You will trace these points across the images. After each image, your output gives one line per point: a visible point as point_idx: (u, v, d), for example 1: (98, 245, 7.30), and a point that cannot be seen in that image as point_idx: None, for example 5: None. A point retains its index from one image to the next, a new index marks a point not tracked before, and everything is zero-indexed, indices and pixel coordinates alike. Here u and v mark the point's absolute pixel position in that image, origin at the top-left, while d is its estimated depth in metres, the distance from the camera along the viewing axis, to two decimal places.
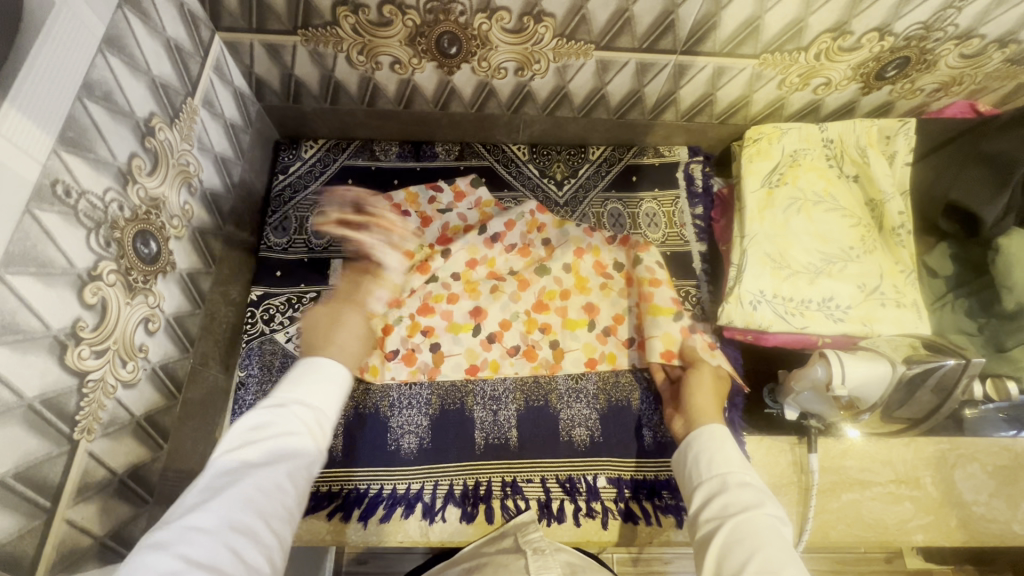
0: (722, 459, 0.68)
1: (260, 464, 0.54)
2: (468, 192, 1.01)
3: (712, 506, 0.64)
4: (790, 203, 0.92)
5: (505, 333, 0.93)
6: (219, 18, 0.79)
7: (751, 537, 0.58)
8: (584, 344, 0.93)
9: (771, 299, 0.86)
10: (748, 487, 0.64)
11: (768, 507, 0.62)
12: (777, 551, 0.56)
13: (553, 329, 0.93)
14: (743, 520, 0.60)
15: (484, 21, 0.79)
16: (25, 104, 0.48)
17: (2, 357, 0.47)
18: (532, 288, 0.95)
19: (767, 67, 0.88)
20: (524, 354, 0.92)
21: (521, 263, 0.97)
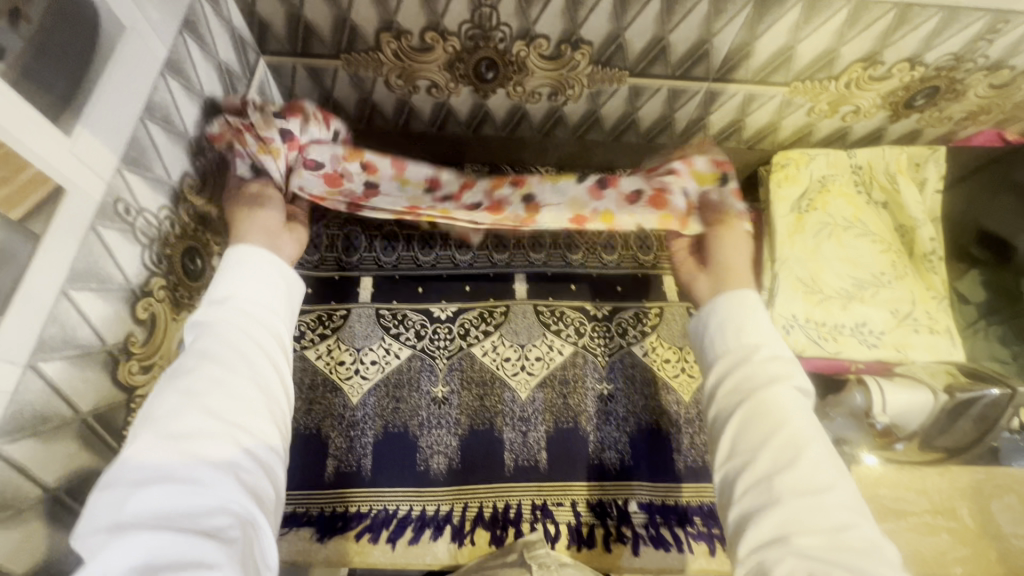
0: (754, 331, 0.58)
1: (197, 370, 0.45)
2: None
3: (730, 377, 0.56)
4: (820, 228, 0.92)
5: (465, 189, 0.82)
6: (266, 42, 0.81)
7: (767, 420, 0.50)
8: (570, 198, 0.80)
9: (803, 324, 0.86)
10: (766, 358, 0.55)
11: (780, 378, 0.53)
12: (809, 459, 0.47)
13: (525, 184, 0.83)
14: (767, 398, 0.51)
15: (523, 48, 0.81)
16: (96, 124, 0.50)
17: (62, 371, 0.47)
18: (484, 213, 0.79)
19: (798, 95, 0.89)
20: (490, 207, 0.80)
21: (489, 246, 0.81)
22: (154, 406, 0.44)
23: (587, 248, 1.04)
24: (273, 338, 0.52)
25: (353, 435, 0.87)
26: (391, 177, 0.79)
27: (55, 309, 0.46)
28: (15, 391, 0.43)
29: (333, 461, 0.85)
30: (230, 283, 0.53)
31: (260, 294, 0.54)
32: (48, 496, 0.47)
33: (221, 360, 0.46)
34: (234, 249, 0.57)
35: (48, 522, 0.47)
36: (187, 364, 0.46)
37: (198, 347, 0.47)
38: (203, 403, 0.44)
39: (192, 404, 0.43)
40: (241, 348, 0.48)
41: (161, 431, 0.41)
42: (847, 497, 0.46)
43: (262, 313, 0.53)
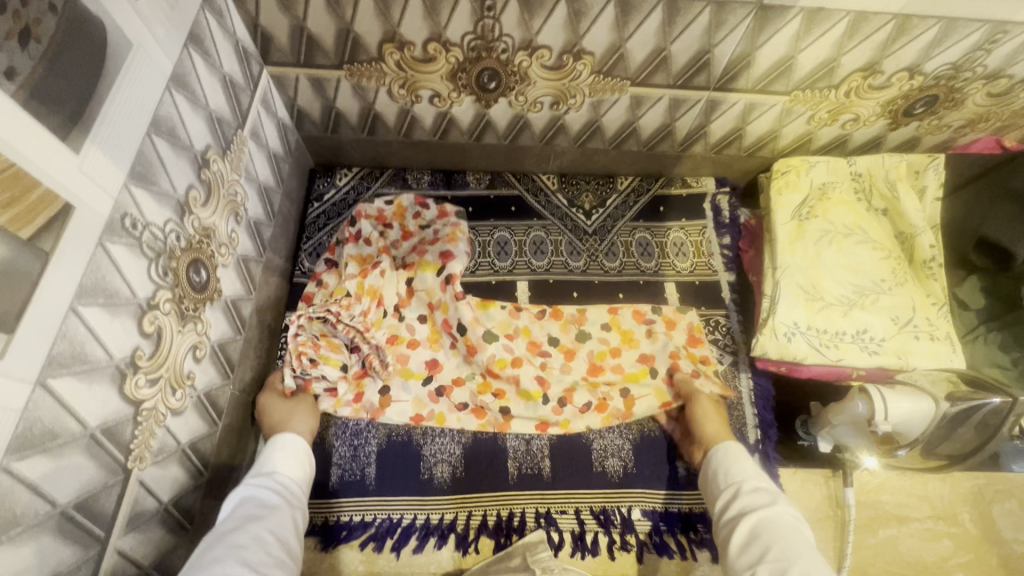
0: (743, 468, 0.72)
1: (239, 528, 0.58)
2: (451, 214, 1.02)
3: (732, 508, 0.68)
4: (821, 236, 0.93)
5: (456, 388, 0.91)
6: (269, 53, 0.81)
7: (768, 535, 0.61)
8: (539, 416, 0.89)
9: (804, 331, 0.86)
10: (765, 492, 0.68)
11: (775, 505, 0.65)
12: (804, 562, 0.57)
13: (507, 397, 0.90)
14: (761, 519, 0.63)
15: (525, 58, 0.81)
16: (102, 141, 0.50)
17: (70, 386, 0.48)
18: (478, 356, 0.91)
19: (798, 104, 0.90)
20: (475, 411, 0.89)
21: (470, 316, 0.92)
22: (201, 555, 0.55)
23: (589, 255, 1.05)
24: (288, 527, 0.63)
25: (357, 444, 0.87)
26: (397, 378, 0.90)
27: (63, 325, 0.46)
28: (25, 408, 0.43)
29: (338, 470, 0.85)
30: (273, 462, 0.71)
31: (293, 472, 0.72)
32: (57, 512, 0.47)
33: (255, 523, 0.60)
34: (278, 435, 0.76)
35: (56, 537, 0.48)
36: (225, 530, 0.59)
37: (243, 509, 0.62)
38: (241, 554, 0.55)
39: (232, 554, 0.55)
40: (272, 505, 0.64)
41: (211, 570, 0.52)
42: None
43: (273, 501, 0.65)
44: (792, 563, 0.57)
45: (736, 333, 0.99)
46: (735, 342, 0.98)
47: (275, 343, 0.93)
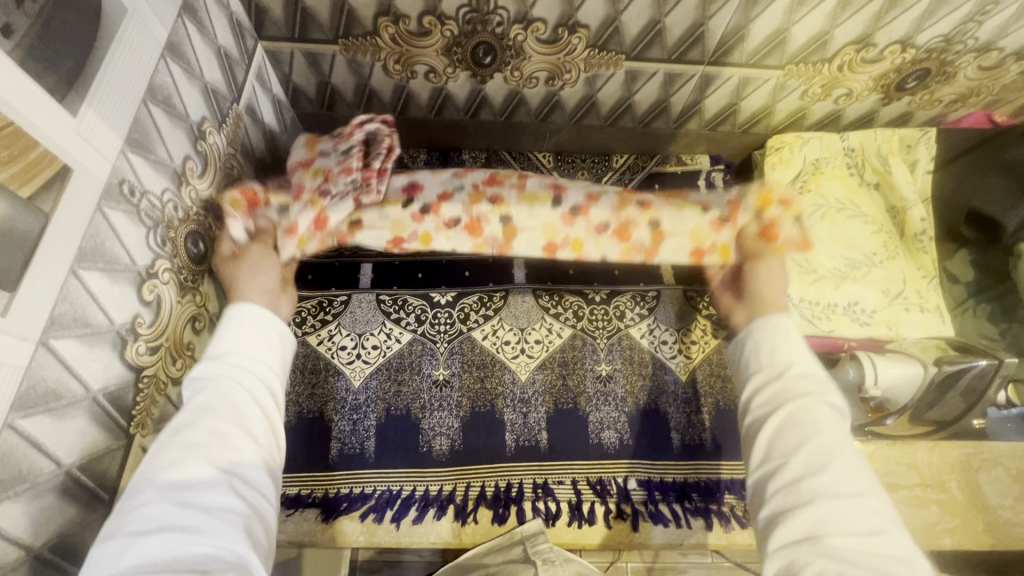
0: (787, 352, 0.56)
1: (194, 420, 0.46)
2: (433, 176, 0.91)
3: (765, 392, 0.55)
4: (813, 210, 0.94)
5: (445, 202, 0.76)
6: (263, 27, 0.81)
7: (807, 426, 0.49)
8: (545, 223, 0.76)
9: (797, 304, 0.87)
10: (810, 377, 0.54)
11: (818, 391, 0.52)
12: (845, 467, 0.47)
13: (505, 201, 0.76)
14: (810, 406, 0.51)
15: (520, 32, 0.81)
16: (100, 105, 0.50)
17: (73, 349, 0.48)
18: (470, 176, 0.78)
19: (791, 78, 0.90)
20: (467, 227, 0.76)
21: (454, 173, 0.79)
22: (160, 451, 0.45)
23: None
24: (259, 401, 0.51)
25: (357, 418, 0.88)
26: (371, 205, 0.74)
27: (65, 288, 0.47)
28: (28, 367, 0.43)
29: (338, 444, 0.86)
30: (232, 327, 0.54)
31: (253, 352, 0.54)
32: (62, 472, 0.48)
33: (213, 411, 0.47)
34: (233, 307, 0.57)
35: (62, 497, 0.48)
36: (185, 419, 0.47)
37: (200, 391, 0.49)
38: (203, 452, 0.44)
39: (190, 454, 0.44)
40: (230, 390, 0.49)
41: (163, 480, 0.42)
42: (892, 520, 0.44)
43: (246, 366, 0.52)
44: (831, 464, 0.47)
45: None
46: None
47: None
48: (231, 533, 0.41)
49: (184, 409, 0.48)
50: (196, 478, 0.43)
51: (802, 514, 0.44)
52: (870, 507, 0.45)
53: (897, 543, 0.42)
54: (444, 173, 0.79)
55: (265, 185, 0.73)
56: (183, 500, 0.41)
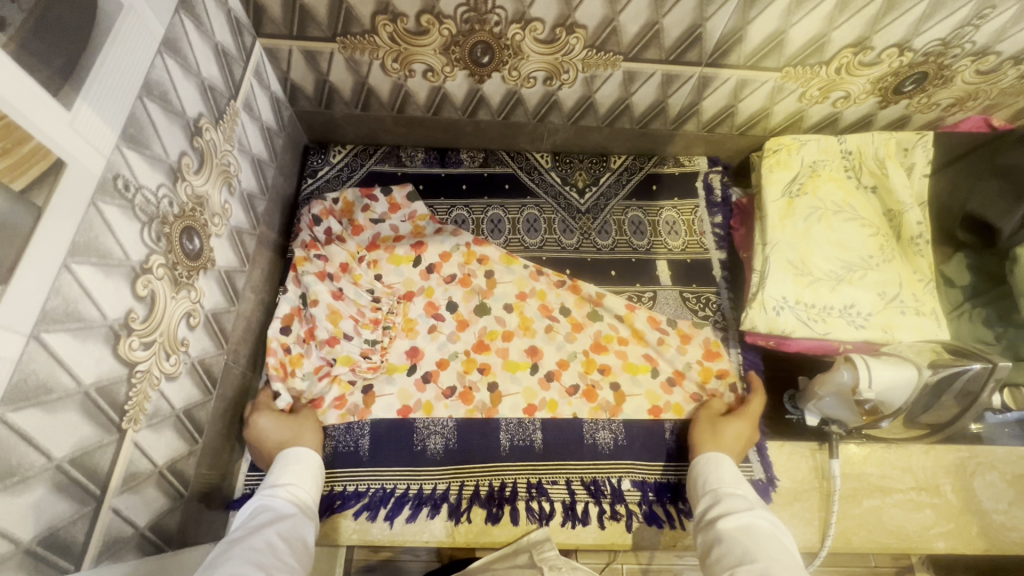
0: (725, 477, 0.73)
1: (253, 532, 0.59)
2: (402, 205, 1.03)
3: (711, 513, 0.69)
4: (810, 212, 0.94)
5: (441, 372, 0.92)
6: (262, 24, 0.81)
7: (749, 535, 0.61)
8: (524, 388, 0.91)
9: (793, 306, 0.87)
10: (755, 502, 0.68)
11: (760, 509, 0.66)
12: (787, 565, 0.57)
13: (492, 370, 0.92)
14: (755, 521, 0.63)
15: (518, 31, 0.81)
16: (94, 99, 0.50)
17: (65, 343, 0.48)
18: (471, 328, 0.95)
19: (789, 80, 0.90)
20: (460, 396, 0.90)
21: (460, 294, 0.97)
22: (213, 566, 0.55)
23: (582, 233, 1.07)
24: (296, 537, 0.62)
25: (351, 415, 0.88)
26: (380, 373, 0.90)
27: (57, 281, 0.47)
28: (19, 359, 0.43)
29: (332, 441, 0.86)
30: (291, 473, 0.72)
31: (307, 488, 0.72)
32: (53, 466, 0.48)
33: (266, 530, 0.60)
34: (291, 449, 0.76)
35: (53, 490, 0.48)
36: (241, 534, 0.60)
37: (256, 516, 0.63)
38: (254, 555, 0.56)
39: (243, 554, 0.56)
40: (280, 516, 0.64)
41: (221, 573, 0.53)
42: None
43: (288, 514, 0.65)
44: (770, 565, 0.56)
45: (726, 310, 1.01)
46: (725, 319, 1.00)
47: (268, 318, 0.94)
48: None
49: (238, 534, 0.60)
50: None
51: None
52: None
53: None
54: (446, 313, 0.96)
55: (313, 236, 0.97)
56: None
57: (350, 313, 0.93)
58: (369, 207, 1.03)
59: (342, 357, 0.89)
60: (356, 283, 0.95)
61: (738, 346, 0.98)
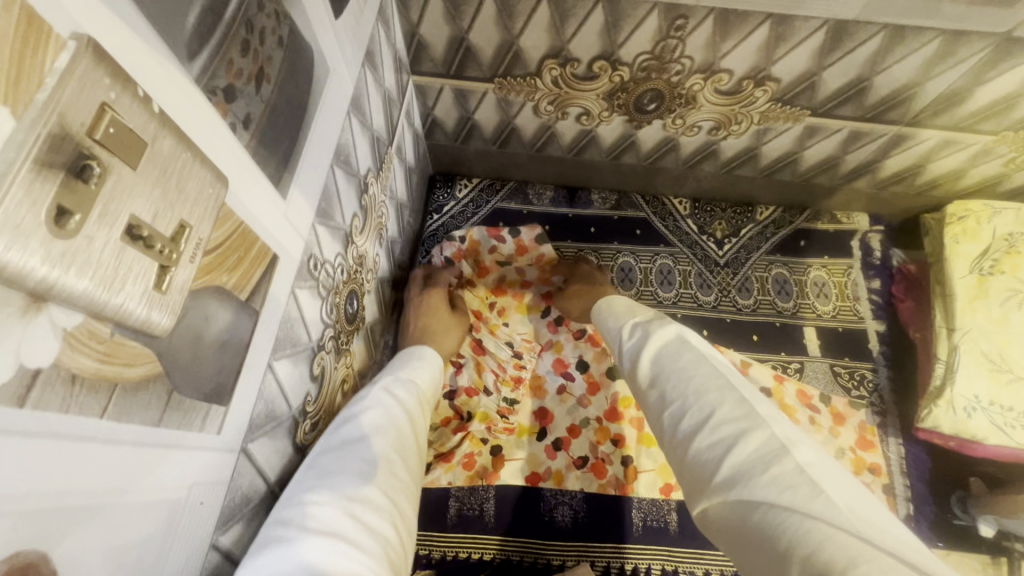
0: (622, 319, 0.70)
1: (362, 439, 0.52)
2: (531, 248, 0.96)
3: (630, 352, 0.64)
4: (1007, 296, 0.81)
5: (573, 439, 0.86)
6: (419, 62, 0.76)
7: (662, 371, 0.57)
8: (661, 464, 0.84)
9: (986, 407, 0.76)
10: (653, 324, 0.64)
11: (661, 331, 0.62)
12: (702, 376, 0.53)
13: (627, 442, 0.86)
14: (660, 348, 0.60)
15: (699, 82, 0.73)
16: (302, 181, 0.46)
17: (262, 446, 0.45)
18: (603, 392, 0.89)
19: (1002, 144, 0.78)
20: (593, 469, 0.85)
21: (591, 354, 0.92)
22: (321, 458, 0.49)
23: (720, 289, 0.98)
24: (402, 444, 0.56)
25: (476, 476, 0.82)
26: (512, 436, 0.86)
27: (262, 386, 0.43)
28: (229, 479, 0.40)
29: (456, 502, 0.80)
30: (400, 373, 0.67)
31: (412, 387, 0.65)
32: None
33: (377, 436, 0.53)
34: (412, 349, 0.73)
35: None
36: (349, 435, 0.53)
37: (367, 414, 0.56)
38: (365, 467, 0.49)
39: (355, 466, 0.49)
40: (391, 420, 0.57)
41: (333, 487, 0.46)
42: (758, 406, 0.49)
43: (397, 418, 0.58)
44: (694, 395, 0.52)
45: (884, 391, 0.90)
46: (883, 402, 0.90)
47: None
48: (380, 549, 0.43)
49: (344, 427, 0.54)
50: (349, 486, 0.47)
51: (697, 441, 0.49)
52: (737, 402, 0.49)
53: (773, 430, 0.46)
54: (577, 373, 0.91)
55: None
56: (345, 507, 0.44)
57: (487, 367, 0.89)
58: (495, 249, 0.96)
59: (476, 414, 0.86)
60: (489, 334, 0.91)
61: (899, 438, 0.87)
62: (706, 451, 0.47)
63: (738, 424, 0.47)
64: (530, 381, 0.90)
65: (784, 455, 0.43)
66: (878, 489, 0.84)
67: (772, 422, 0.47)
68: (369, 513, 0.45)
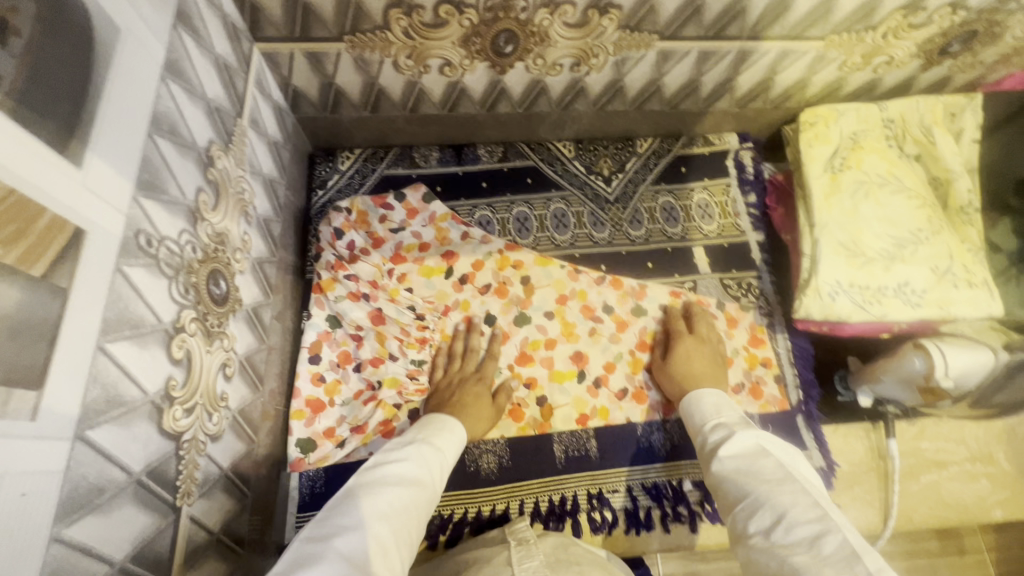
0: (730, 411, 0.71)
1: (370, 500, 0.55)
2: (420, 209, 0.97)
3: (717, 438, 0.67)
4: (856, 187, 0.90)
5: None
6: (259, 27, 0.72)
7: (743, 462, 0.59)
8: (574, 397, 0.89)
9: (847, 290, 0.84)
10: (737, 424, 0.67)
11: (742, 431, 0.64)
12: (795, 482, 0.54)
13: (539, 383, 0.89)
14: (743, 443, 0.62)
15: (546, 16, 0.74)
16: (105, 150, 0.43)
17: (110, 434, 0.42)
18: (512, 340, 0.92)
19: (832, 48, 0.84)
20: (510, 414, 0.87)
21: (498, 306, 0.93)
22: (342, 514, 0.53)
23: (613, 224, 1.01)
24: (417, 524, 0.57)
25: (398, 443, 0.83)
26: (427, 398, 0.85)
27: (93, 368, 0.41)
28: (66, 467, 0.38)
29: None
30: (438, 436, 0.70)
31: (443, 456, 0.68)
32: (116, 569, 0.43)
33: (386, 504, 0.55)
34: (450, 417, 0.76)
35: None
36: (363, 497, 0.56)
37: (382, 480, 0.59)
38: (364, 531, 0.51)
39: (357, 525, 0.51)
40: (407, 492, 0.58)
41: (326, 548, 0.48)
42: (834, 513, 0.49)
43: (421, 500, 0.59)
44: (785, 491, 0.53)
45: (769, 294, 0.98)
46: (770, 303, 0.97)
47: (296, 345, 0.88)
48: None
49: (370, 487, 0.57)
50: (359, 552, 0.49)
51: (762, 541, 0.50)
52: (807, 507, 0.50)
53: (848, 536, 0.46)
54: (486, 327, 0.92)
55: (337, 255, 0.90)
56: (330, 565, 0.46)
57: (391, 334, 0.88)
58: (386, 218, 0.96)
59: (385, 382, 0.85)
60: (390, 301, 0.89)
61: (786, 333, 0.95)
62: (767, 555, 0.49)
63: (811, 526, 0.48)
64: (440, 340, 0.90)
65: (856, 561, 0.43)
66: (769, 382, 0.92)
67: (848, 529, 0.47)
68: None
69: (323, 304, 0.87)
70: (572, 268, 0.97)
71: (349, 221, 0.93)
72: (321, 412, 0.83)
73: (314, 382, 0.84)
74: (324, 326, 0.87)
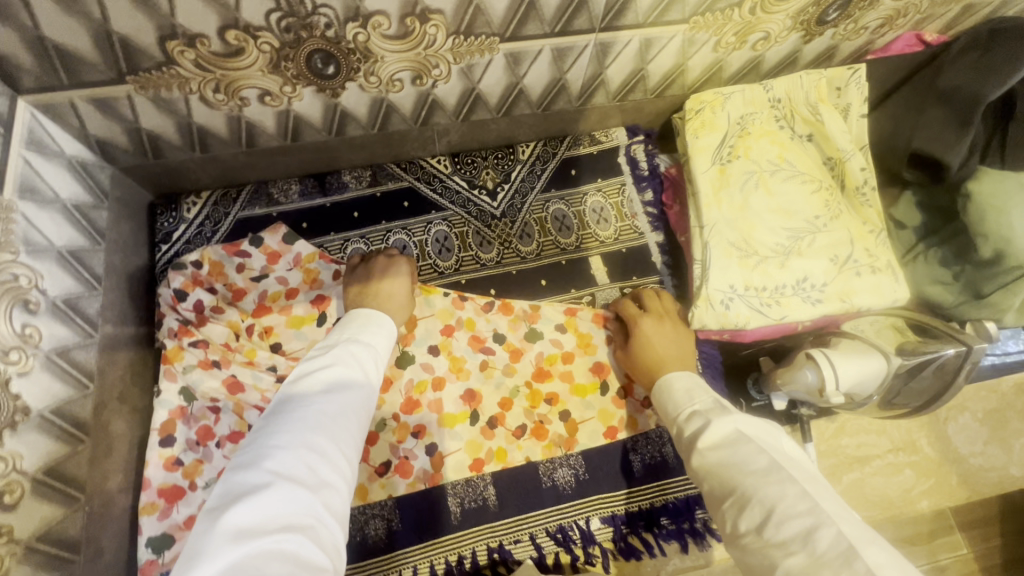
0: (696, 396, 0.66)
1: (305, 411, 0.54)
2: (281, 252, 0.86)
3: (693, 423, 0.62)
4: (745, 178, 0.82)
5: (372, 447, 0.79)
6: (15, 80, 0.61)
7: (729, 454, 0.54)
8: (467, 442, 0.81)
9: (742, 294, 0.78)
10: (712, 411, 0.61)
11: (717, 418, 0.59)
12: (785, 472, 0.49)
13: (428, 431, 0.81)
14: (718, 432, 0.57)
15: (359, 31, 0.64)
16: None
17: None
18: (396, 386, 0.82)
19: (698, 31, 0.76)
20: (397, 471, 0.79)
21: None
22: (274, 432, 0.51)
23: (501, 242, 0.93)
24: (357, 423, 0.58)
25: None
26: None
27: None
28: None
29: None
30: (366, 333, 0.67)
31: (376, 354, 0.66)
32: None
33: (323, 417, 0.54)
34: (373, 312, 0.70)
35: None
36: (295, 411, 0.54)
37: (316, 389, 0.57)
38: (307, 445, 0.51)
39: (299, 441, 0.51)
40: (342, 400, 0.57)
41: (265, 467, 0.48)
42: (823, 500, 0.46)
43: (356, 402, 0.59)
44: (771, 490, 0.48)
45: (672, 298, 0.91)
46: None
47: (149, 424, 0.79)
48: (303, 525, 0.46)
49: (302, 402, 0.55)
50: (300, 468, 0.49)
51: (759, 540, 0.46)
52: (798, 497, 0.46)
53: (839, 527, 0.43)
54: None
55: (182, 320, 0.80)
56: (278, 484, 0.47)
57: (252, 401, 0.79)
58: (244, 266, 0.86)
59: None
60: (248, 363, 0.80)
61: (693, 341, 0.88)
62: (763, 557, 0.45)
63: (803, 520, 0.44)
64: None
65: (855, 557, 0.40)
66: None
67: (839, 519, 0.44)
68: (292, 499, 0.46)
69: (172, 376, 0.78)
70: (457, 296, 0.88)
71: (198, 276, 0.83)
72: (179, 499, 0.74)
73: (167, 468, 0.75)
74: (177, 402, 0.77)
